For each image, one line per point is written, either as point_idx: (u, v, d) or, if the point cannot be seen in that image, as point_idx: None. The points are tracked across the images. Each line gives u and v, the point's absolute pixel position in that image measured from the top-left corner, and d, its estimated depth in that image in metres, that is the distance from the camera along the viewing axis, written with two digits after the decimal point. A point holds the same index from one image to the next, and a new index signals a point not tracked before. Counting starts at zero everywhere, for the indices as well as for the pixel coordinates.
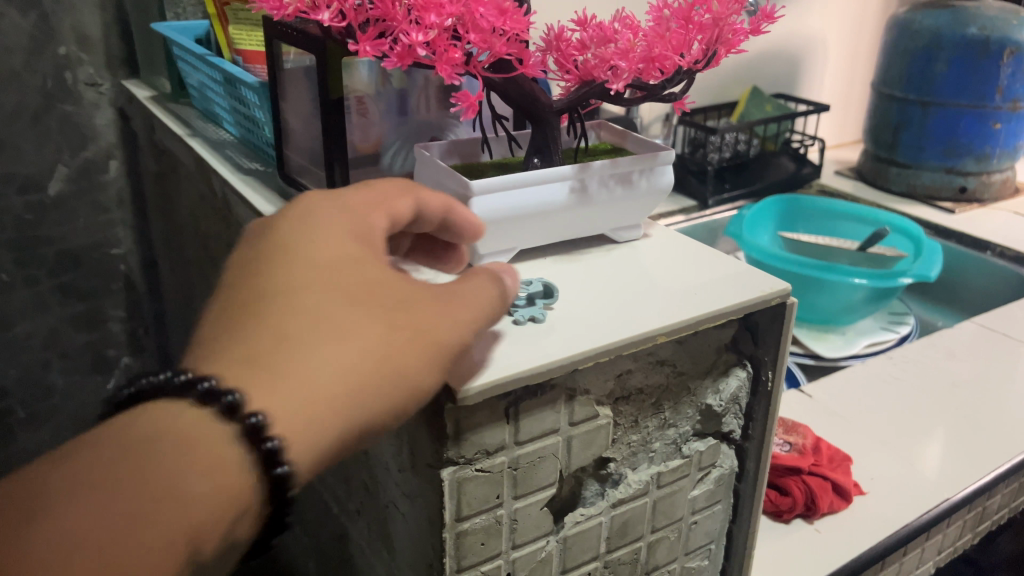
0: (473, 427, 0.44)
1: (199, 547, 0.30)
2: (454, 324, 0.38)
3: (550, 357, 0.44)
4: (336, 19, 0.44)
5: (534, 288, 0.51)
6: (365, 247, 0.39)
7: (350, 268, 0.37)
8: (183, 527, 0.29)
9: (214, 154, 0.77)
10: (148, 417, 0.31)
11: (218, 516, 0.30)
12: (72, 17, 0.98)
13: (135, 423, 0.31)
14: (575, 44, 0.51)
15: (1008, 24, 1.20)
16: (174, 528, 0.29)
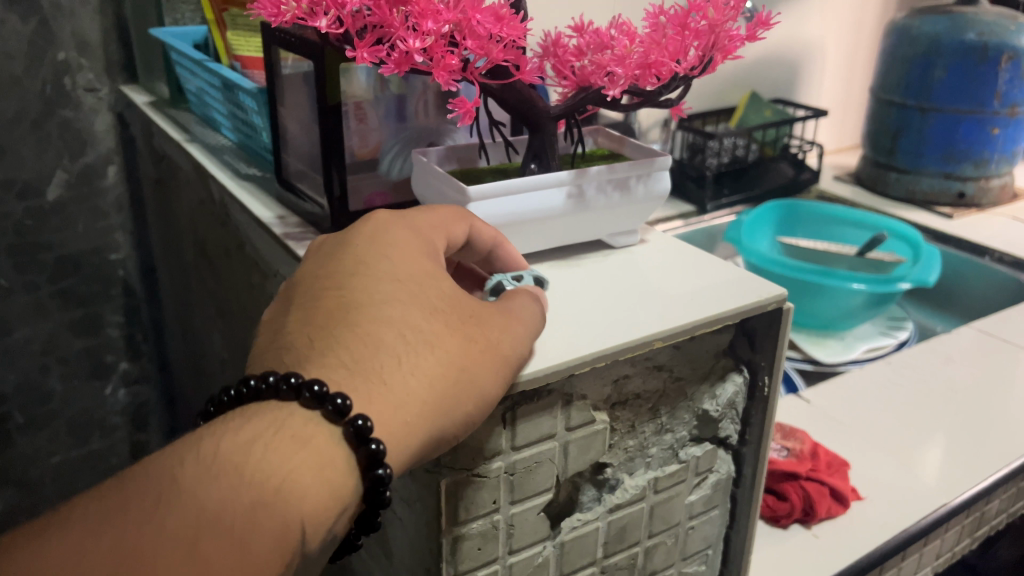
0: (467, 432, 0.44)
1: (310, 533, 0.35)
2: (518, 339, 0.43)
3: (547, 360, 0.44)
4: (334, 25, 0.45)
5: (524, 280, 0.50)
6: (430, 267, 0.44)
7: (426, 283, 0.42)
8: (298, 516, 0.34)
9: (212, 160, 0.77)
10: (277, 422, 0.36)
11: (323, 513, 0.35)
12: (71, 23, 0.98)
13: (260, 424, 0.36)
14: (573, 49, 0.52)
15: (1005, 30, 1.20)
16: (292, 515, 0.34)
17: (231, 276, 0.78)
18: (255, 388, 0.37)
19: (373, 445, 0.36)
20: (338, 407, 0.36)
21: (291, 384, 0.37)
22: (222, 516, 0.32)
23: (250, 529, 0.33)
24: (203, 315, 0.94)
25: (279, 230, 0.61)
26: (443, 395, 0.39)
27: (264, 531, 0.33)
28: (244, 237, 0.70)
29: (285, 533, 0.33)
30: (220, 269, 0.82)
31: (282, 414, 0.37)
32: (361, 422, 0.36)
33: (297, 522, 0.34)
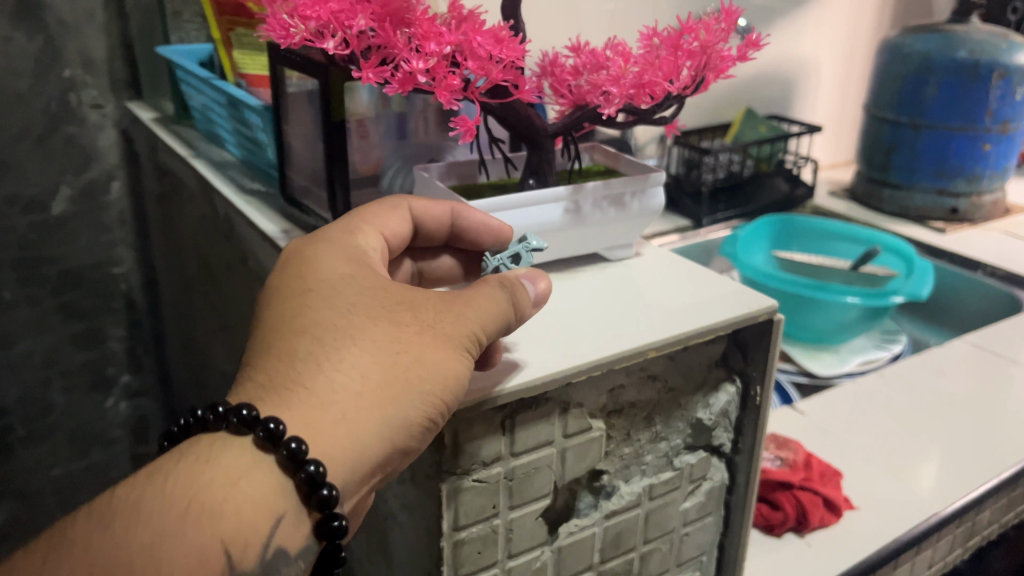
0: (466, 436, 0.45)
1: (233, 550, 0.35)
2: (459, 326, 0.42)
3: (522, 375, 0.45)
4: (340, 47, 0.46)
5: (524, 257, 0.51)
6: (364, 268, 0.44)
7: (348, 281, 0.43)
8: (215, 533, 0.35)
9: (217, 175, 0.79)
10: (205, 453, 0.38)
11: (249, 526, 0.36)
12: (77, 41, 1.00)
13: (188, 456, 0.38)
14: (569, 69, 0.55)
15: (996, 48, 1.23)
16: (209, 531, 0.35)
17: (235, 289, 0.80)
18: (201, 419, 0.40)
19: (291, 445, 0.37)
20: (253, 422, 0.37)
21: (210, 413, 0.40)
22: (135, 534, 0.34)
23: (164, 542, 0.34)
24: (206, 329, 0.96)
25: (283, 243, 0.63)
26: (373, 388, 0.39)
27: (178, 546, 0.34)
28: (248, 250, 0.72)
29: (202, 548, 0.35)
30: (224, 283, 0.83)
31: (214, 443, 0.39)
32: (273, 427, 0.37)
33: (214, 537, 0.35)
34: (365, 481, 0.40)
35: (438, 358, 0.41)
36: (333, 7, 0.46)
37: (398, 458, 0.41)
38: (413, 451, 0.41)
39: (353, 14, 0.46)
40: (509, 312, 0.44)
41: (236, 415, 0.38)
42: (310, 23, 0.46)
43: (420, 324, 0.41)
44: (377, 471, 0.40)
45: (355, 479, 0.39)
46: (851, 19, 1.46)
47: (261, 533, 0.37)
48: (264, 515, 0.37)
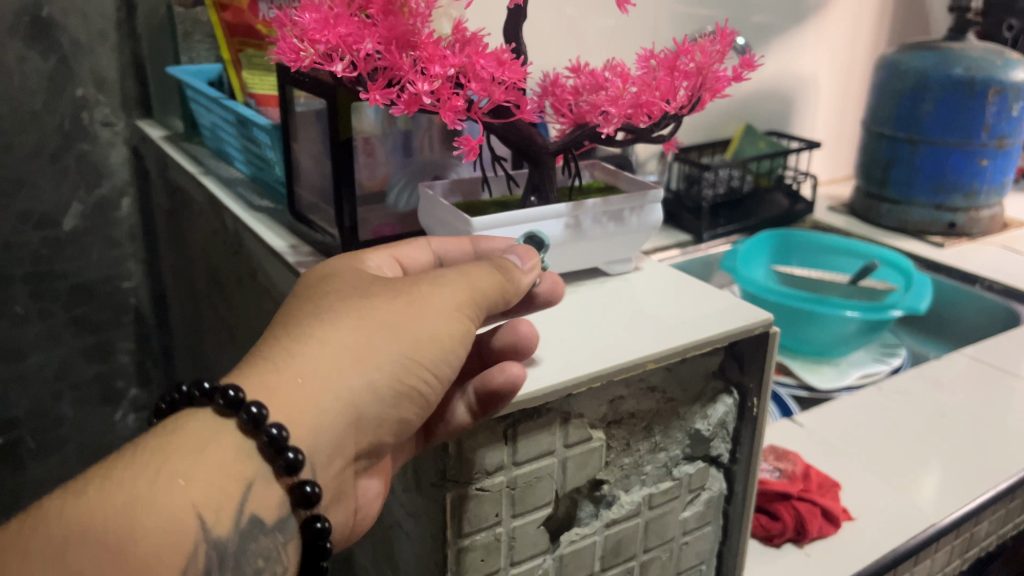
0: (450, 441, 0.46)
1: (207, 515, 0.37)
2: (440, 296, 0.44)
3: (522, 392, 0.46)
4: (349, 70, 0.48)
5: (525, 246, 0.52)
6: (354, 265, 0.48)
7: (336, 274, 0.46)
8: (188, 497, 0.37)
9: (226, 192, 0.81)
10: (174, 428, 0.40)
11: (218, 492, 0.38)
12: (90, 60, 1.02)
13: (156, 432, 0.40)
14: (570, 89, 0.57)
15: (992, 66, 1.25)
16: (183, 496, 0.36)
17: (243, 302, 0.81)
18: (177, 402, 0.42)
19: (252, 409, 0.39)
20: (218, 389, 0.40)
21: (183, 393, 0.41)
22: (112, 497, 0.35)
23: (140, 505, 0.35)
24: (214, 341, 0.97)
25: (292, 259, 0.64)
26: (347, 348, 0.42)
27: (154, 509, 0.35)
28: (257, 265, 0.73)
29: (178, 511, 0.36)
30: (232, 297, 0.85)
31: (185, 418, 0.40)
32: (234, 394, 0.39)
33: (189, 503, 0.37)
34: (338, 450, 0.42)
35: (413, 325, 0.43)
36: (342, 32, 0.47)
37: (373, 425, 0.43)
38: (387, 417, 0.43)
39: (361, 38, 0.48)
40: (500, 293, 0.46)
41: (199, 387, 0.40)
42: (319, 46, 0.48)
43: (402, 293, 0.44)
44: (348, 440, 0.42)
45: (325, 448, 0.41)
46: (849, 36, 1.48)
47: (230, 501, 0.38)
48: (233, 483, 0.39)
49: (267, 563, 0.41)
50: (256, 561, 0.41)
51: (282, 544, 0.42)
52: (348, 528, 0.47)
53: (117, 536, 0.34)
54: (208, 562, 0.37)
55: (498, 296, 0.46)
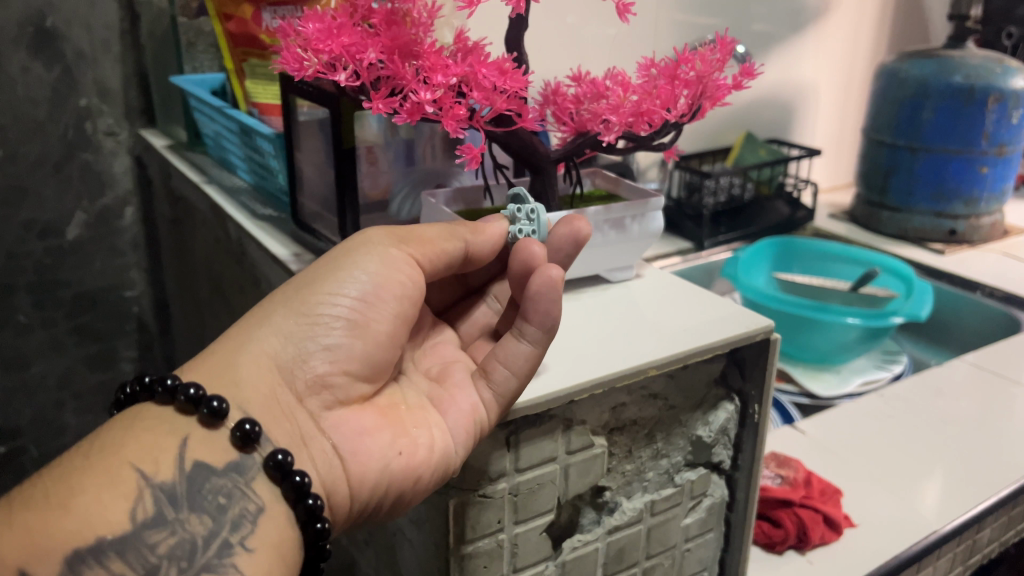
0: (515, 377, 0.47)
1: (144, 466, 0.40)
2: (375, 236, 0.47)
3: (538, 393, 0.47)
4: (351, 79, 0.49)
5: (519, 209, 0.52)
6: None
7: None
8: (122, 457, 0.40)
9: (229, 201, 0.81)
10: (123, 416, 0.43)
11: (156, 451, 0.41)
12: (94, 70, 1.03)
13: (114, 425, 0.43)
14: (570, 98, 0.58)
15: (991, 73, 1.25)
16: (115, 457, 0.40)
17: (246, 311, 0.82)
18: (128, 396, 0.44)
19: (168, 380, 0.42)
20: (156, 380, 0.43)
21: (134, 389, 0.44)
22: (53, 472, 0.39)
23: (75, 474, 0.39)
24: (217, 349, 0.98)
25: (295, 267, 0.65)
26: (290, 290, 0.46)
27: (88, 472, 0.39)
28: (260, 273, 0.74)
29: (111, 469, 0.39)
30: (235, 305, 0.85)
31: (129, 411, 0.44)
32: (169, 382, 0.43)
33: (123, 461, 0.40)
34: (271, 386, 0.44)
35: (343, 262, 0.46)
36: (345, 41, 0.48)
37: (299, 357, 0.45)
38: (314, 350, 0.45)
39: (363, 47, 0.48)
40: (443, 232, 0.48)
41: (139, 383, 0.44)
42: (322, 56, 0.48)
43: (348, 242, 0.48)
44: (278, 372, 0.45)
45: (255, 382, 0.44)
46: (849, 45, 1.49)
47: (169, 453, 0.41)
48: (167, 437, 0.41)
49: (230, 502, 0.41)
50: (215, 500, 0.41)
51: (246, 483, 0.42)
52: (344, 488, 0.45)
53: (53, 500, 0.37)
54: (159, 506, 0.39)
55: (451, 239, 0.48)
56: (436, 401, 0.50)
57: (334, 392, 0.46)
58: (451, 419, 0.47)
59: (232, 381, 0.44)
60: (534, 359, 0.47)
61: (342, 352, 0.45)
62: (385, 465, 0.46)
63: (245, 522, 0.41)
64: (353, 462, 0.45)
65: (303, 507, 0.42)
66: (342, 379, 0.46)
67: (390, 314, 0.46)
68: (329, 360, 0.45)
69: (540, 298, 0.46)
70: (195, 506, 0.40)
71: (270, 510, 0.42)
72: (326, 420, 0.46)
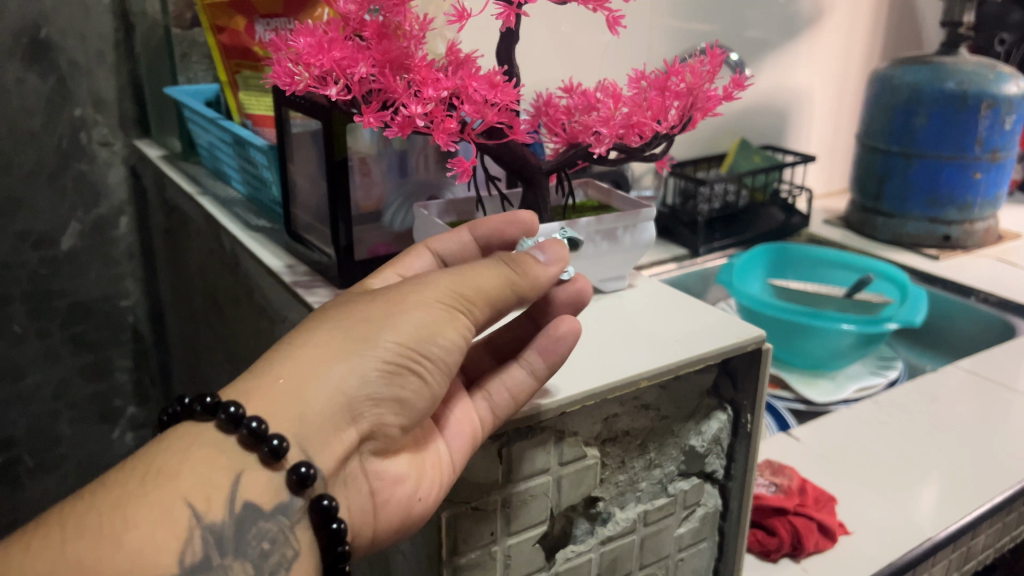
0: (515, 404, 0.47)
1: (197, 503, 0.39)
2: (440, 284, 0.44)
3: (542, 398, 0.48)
4: (343, 92, 0.49)
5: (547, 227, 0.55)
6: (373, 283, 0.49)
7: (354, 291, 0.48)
8: (177, 490, 0.39)
9: (223, 212, 0.81)
10: (175, 435, 0.42)
11: (210, 486, 0.40)
12: (88, 81, 1.03)
13: (164, 440, 0.42)
14: (562, 109, 0.58)
15: (984, 79, 1.25)
16: (170, 490, 0.39)
17: (240, 321, 0.82)
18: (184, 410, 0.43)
19: (233, 409, 0.41)
20: (218, 405, 0.41)
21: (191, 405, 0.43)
22: (106, 497, 0.38)
23: (130, 502, 0.38)
24: (212, 359, 0.98)
25: (289, 279, 0.65)
26: (357, 329, 0.43)
27: (145, 503, 0.38)
28: (254, 284, 0.74)
29: (165, 503, 0.38)
30: (229, 315, 0.85)
31: (181, 427, 0.43)
32: (233, 410, 0.41)
33: (177, 495, 0.39)
34: (336, 427, 0.42)
35: (411, 310, 0.43)
36: (336, 56, 0.48)
37: (364, 405, 0.43)
38: (379, 398, 0.43)
39: (354, 61, 0.48)
40: (500, 283, 0.44)
41: (200, 403, 0.42)
42: (313, 70, 0.48)
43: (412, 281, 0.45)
44: (342, 415, 0.42)
45: (320, 423, 0.42)
46: (842, 51, 1.50)
47: (222, 490, 0.40)
48: (220, 472, 0.41)
49: (271, 547, 0.42)
50: (259, 545, 0.41)
51: (289, 528, 0.42)
52: (370, 530, 0.45)
53: (108, 532, 0.36)
54: (206, 549, 0.39)
55: (511, 293, 0.45)
56: (439, 420, 0.48)
57: (382, 441, 0.44)
58: (455, 443, 0.47)
59: (291, 416, 0.42)
60: (534, 388, 0.47)
61: (406, 405, 0.43)
62: (407, 509, 0.45)
63: (281, 571, 0.42)
64: (383, 506, 0.45)
65: (333, 554, 0.43)
66: (394, 431, 0.44)
67: (446, 372, 0.44)
68: (393, 412, 0.44)
69: (562, 340, 0.48)
70: (239, 551, 0.41)
71: (304, 556, 0.43)
72: (370, 464, 0.45)
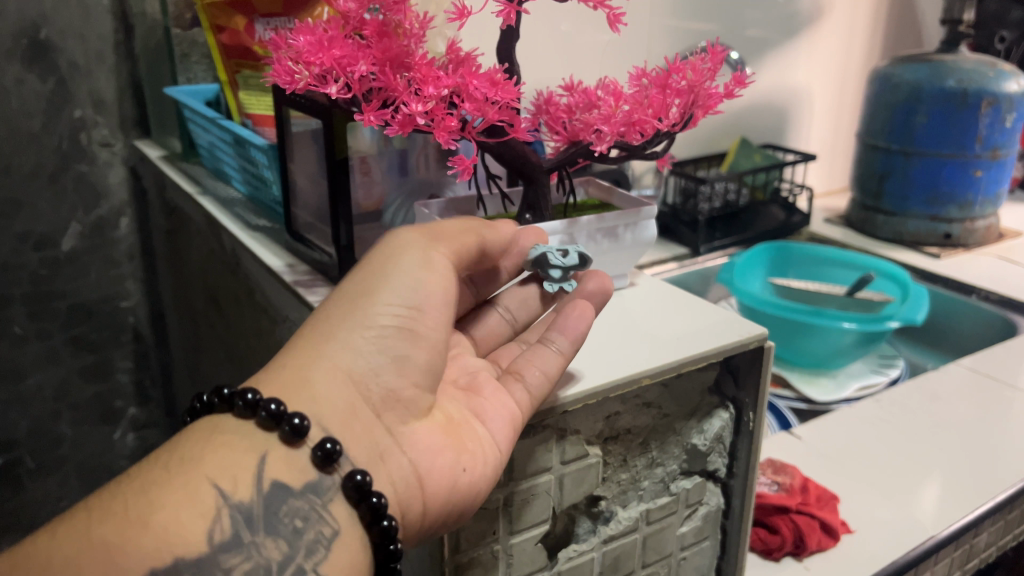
0: (549, 381, 0.48)
1: (223, 484, 0.40)
2: (407, 240, 0.47)
3: (565, 390, 0.49)
4: (343, 91, 0.49)
5: (570, 258, 0.53)
6: None
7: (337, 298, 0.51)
8: (202, 472, 0.40)
9: (224, 212, 0.81)
10: (200, 428, 0.44)
11: (236, 467, 0.41)
12: (88, 82, 1.03)
13: (189, 432, 0.43)
14: (563, 107, 0.58)
15: (984, 77, 1.25)
16: (196, 472, 0.40)
17: (241, 321, 0.82)
18: (207, 404, 0.45)
19: (249, 395, 0.42)
20: (235, 394, 0.43)
21: (212, 398, 0.45)
22: (131, 483, 0.39)
23: (155, 486, 0.39)
24: (212, 360, 0.98)
25: (289, 278, 0.65)
26: (343, 301, 0.46)
27: (169, 486, 0.39)
28: (255, 284, 0.74)
29: (191, 485, 0.39)
30: (230, 315, 0.85)
31: (206, 420, 0.44)
32: (250, 396, 0.43)
33: (203, 477, 0.40)
34: (350, 401, 0.45)
35: (388, 268, 0.46)
36: (336, 54, 0.48)
37: (370, 370, 0.45)
38: (379, 364, 0.45)
39: (355, 60, 0.48)
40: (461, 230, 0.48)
41: (217, 395, 0.44)
42: (314, 68, 0.48)
43: (383, 244, 0.48)
44: (354, 385, 0.45)
45: (336, 399, 0.44)
46: (841, 50, 1.50)
47: (248, 471, 0.41)
48: (247, 454, 0.42)
49: (306, 526, 0.41)
50: (292, 523, 0.41)
51: (322, 505, 0.42)
52: (419, 505, 0.45)
53: (133, 514, 0.37)
54: (235, 527, 0.39)
55: (473, 237, 0.49)
56: (477, 409, 0.49)
57: (406, 407, 0.46)
58: (495, 425, 0.47)
59: (308, 397, 0.44)
60: (563, 364, 0.49)
61: (407, 362, 0.46)
62: (453, 481, 0.46)
63: (321, 547, 0.41)
64: (428, 479, 0.45)
65: (379, 529, 0.42)
66: (412, 393, 0.46)
67: (441, 321, 0.47)
68: (399, 373, 0.46)
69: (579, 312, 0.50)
70: (271, 530, 0.40)
71: (345, 535, 0.42)
72: (403, 436, 0.46)
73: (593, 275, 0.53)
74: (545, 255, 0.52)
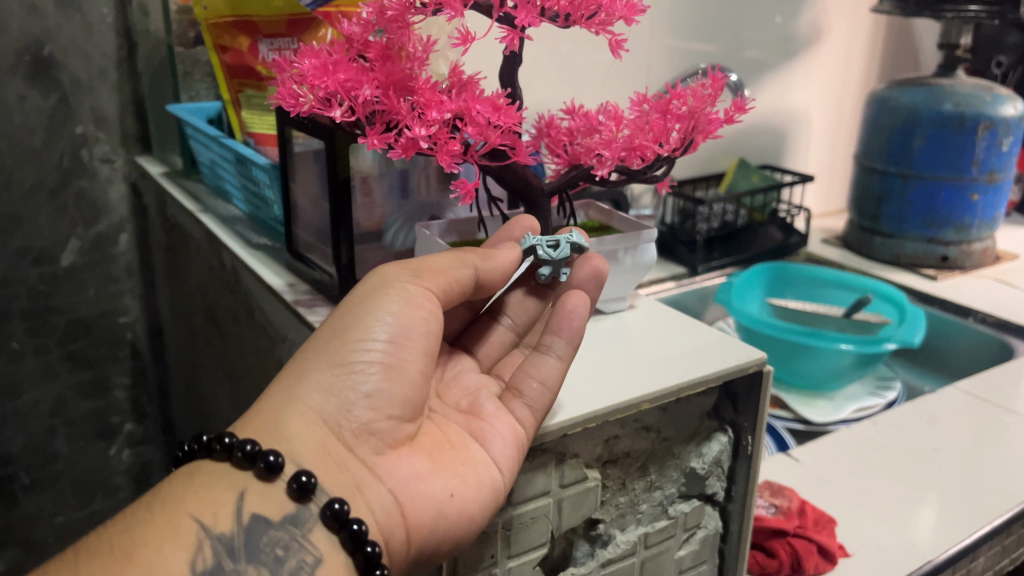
0: (548, 390, 0.49)
1: (204, 518, 0.42)
2: (391, 274, 0.48)
3: (556, 416, 0.49)
4: (346, 114, 0.49)
5: (562, 250, 0.52)
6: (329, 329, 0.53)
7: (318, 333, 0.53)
8: (183, 510, 0.42)
9: (225, 231, 0.81)
10: (179, 475, 0.45)
11: (211, 503, 0.43)
12: (90, 99, 1.04)
13: (171, 477, 0.45)
14: (564, 131, 0.59)
15: (981, 101, 1.26)
16: (177, 511, 0.42)
17: (240, 339, 0.82)
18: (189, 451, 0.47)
19: (226, 439, 0.44)
20: (212, 439, 0.45)
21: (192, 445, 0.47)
22: (118, 524, 0.41)
23: (138, 526, 0.41)
24: (211, 377, 0.97)
25: (290, 298, 0.66)
26: (321, 342, 0.48)
27: (153, 526, 0.41)
28: (254, 303, 0.75)
29: (173, 523, 0.41)
30: (229, 333, 0.85)
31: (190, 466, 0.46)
32: (227, 440, 0.45)
33: (184, 514, 0.42)
34: (320, 439, 0.46)
35: (369, 303, 0.48)
36: (341, 78, 0.49)
37: (343, 409, 0.46)
38: (354, 402, 0.46)
39: (359, 83, 0.49)
40: (456, 260, 0.49)
41: (197, 442, 0.46)
42: (318, 91, 0.49)
43: (371, 280, 0.49)
44: (325, 425, 0.46)
45: (307, 438, 0.45)
46: (840, 72, 1.51)
47: (228, 506, 0.43)
48: (225, 492, 0.43)
49: (287, 554, 0.42)
50: (273, 552, 0.42)
51: (303, 535, 0.43)
52: (402, 533, 0.46)
53: (118, 550, 0.39)
54: (217, 557, 0.41)
55: (461, 265, 0.49)
56: (476, 433, 0.50)
57: (381, 438, 0.47)
58: (496, 449, 0.48)
59: (281, 438, 0.45)
60: (562, 370, 0.50)
61: (381, 399, 0.47)
62: (439, 509, 0.46)
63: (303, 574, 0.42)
64: (410, 508, 0.46)
65: (362, 556, 0.43)
66: (387, 424, 0.47)
67: (420, 352, 0.48)
68: (370, 408, 0.46)
69: (574, 313, 0.51)
70: (253, 558, 0.42)
71: (329, 561, 0.43)
72: (380, 468, 0.47)
73: (586, 260, 0.53)
74: (535, 247, 0.52)
